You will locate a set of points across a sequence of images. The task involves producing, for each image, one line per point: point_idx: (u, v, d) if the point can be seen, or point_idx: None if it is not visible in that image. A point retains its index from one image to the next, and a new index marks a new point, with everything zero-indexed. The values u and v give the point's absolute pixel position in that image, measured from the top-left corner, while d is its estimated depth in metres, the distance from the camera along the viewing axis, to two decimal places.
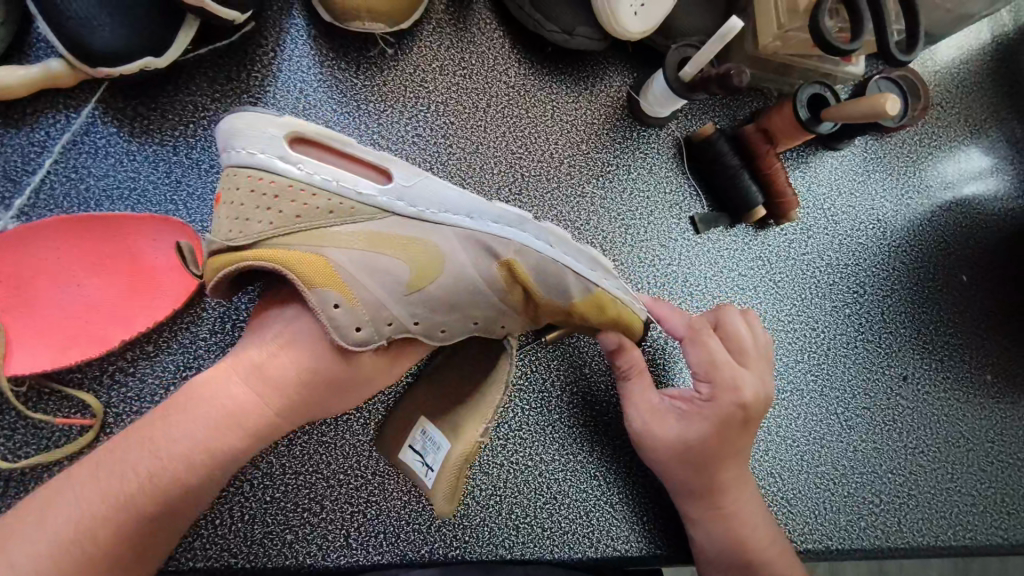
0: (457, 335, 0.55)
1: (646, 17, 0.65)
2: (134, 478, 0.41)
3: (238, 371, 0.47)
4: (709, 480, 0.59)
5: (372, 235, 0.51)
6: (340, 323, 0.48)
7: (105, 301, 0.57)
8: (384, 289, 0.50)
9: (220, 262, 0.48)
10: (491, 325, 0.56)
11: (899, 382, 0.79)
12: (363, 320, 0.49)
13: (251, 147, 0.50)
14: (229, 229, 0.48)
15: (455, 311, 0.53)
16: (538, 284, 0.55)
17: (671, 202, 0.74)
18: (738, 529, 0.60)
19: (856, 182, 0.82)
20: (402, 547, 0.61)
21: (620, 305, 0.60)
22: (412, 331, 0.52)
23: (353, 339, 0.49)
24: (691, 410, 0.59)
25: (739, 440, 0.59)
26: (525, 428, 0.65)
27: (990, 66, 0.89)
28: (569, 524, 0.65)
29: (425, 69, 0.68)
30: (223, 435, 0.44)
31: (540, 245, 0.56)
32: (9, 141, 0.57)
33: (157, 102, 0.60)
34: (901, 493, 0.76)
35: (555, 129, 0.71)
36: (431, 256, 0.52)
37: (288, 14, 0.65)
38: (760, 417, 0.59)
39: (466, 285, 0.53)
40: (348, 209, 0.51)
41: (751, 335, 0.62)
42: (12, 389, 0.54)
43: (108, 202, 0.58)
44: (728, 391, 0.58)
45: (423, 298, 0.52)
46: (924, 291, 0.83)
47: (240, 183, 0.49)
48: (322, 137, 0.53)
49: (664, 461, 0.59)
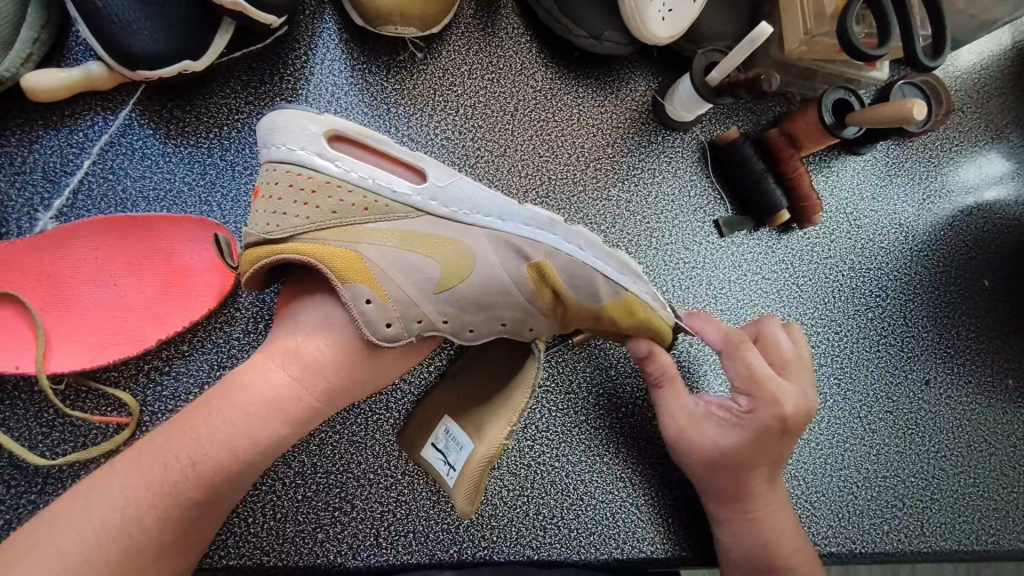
0: (485, 335, 0.55)
1: (673, 22, 0.66)
2: (178, 467, 0.42)
3: (273, 360, 0.47)
4: (739, 486, 0.59)
5: (406, 233, 0.51)
6: (371, 318, 0.48)
7: (141, 300, 0.57)
8: (415, 287, 0.50)
9: (255, 254, 0.49)
10: (520, 327, 0.56)
11: (921, 386, 0.79)
12: (393, 317, 0.49)
13: (291, 143, 0.51)
14: (266, 222, 0.49)
15: (484, 311, 0.54)
16: (568, 287, 0.56)
17: (696, 205, 0.74)
18: (763, 536, 0.60)
19: (878, 187, 0.82)
20: (431, 547, 0.61)
21: (647, 308, 0.59)
22: (441, 329, 0.53)
23: (383, 335, 0.49)
24: (728, 419, 0.59)
25: (774, 451, 0.59)
26: (553, 429, 0.66)
27: (1011, 71, 0.90)
28: (595, 525, 0.65)
29: (454, 73, 0.69)
30: (268, 428, 0.45)
31: (568, 247, 0.56)
32: (48, 143, 0.58)
33: (192, 104, 0.61)
34: (923, 498, 0.76)
35: (581, 132, 0.72)
36: (462, 256, 0.52)
37: (319, 17, 0.66)
38: (799, 429, 0.59)
39: (496, 287, 0.53)
40: (384, 207, 0.51)
41: (792, 345, 0.62)
42: (51, 387, 0.55)
43: (144, 203, 0.59)
44: (769, 405, 0.57)
45: (452, 298, 0.52)
46: (944, 295, 0.83)
47: (279, 178, 0.51)
48: (360, 136, 0.53)
49: (698, 465, 0.60)
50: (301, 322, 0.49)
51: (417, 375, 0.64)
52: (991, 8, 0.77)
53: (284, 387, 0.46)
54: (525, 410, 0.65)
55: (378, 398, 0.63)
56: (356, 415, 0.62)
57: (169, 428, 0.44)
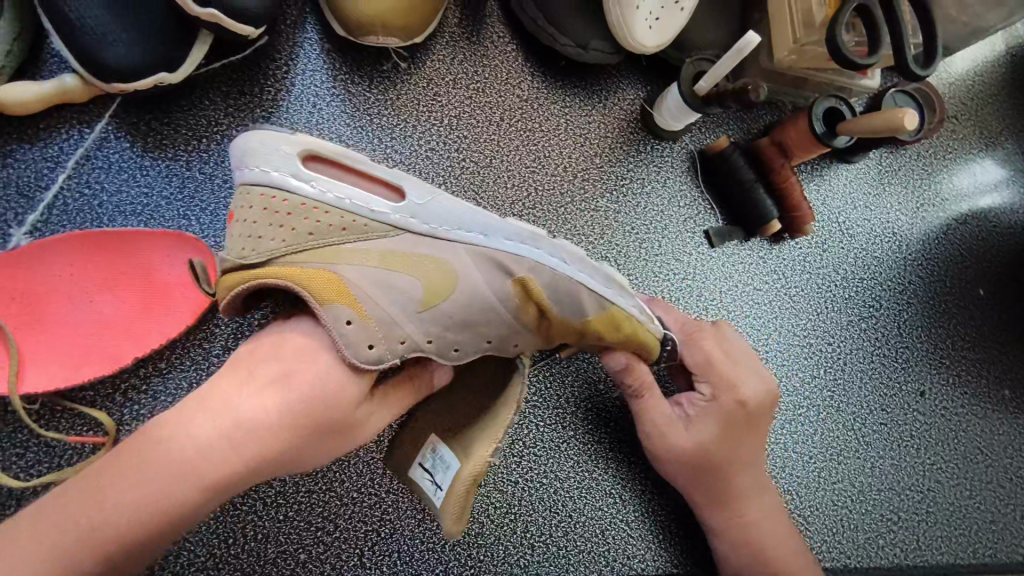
0: (471, 354, 0.53)
1: (660, 31, 0.65)
2: (75, 531, 0.37)
3: (204, 411, 0.42)
4: (724, 487, 0.59)
5: (386, 253, 0.51)
6: (352, 340, 0.47)
7: (118, 317, 0.56)
8: (396, 306, 0.49)
9: (231, 280, 0.48)
10: (505, 344, 0.54)
11: (917, 398, 0.78)
12: (375, 337, 0.48)
13: (264, 164, 0.51)
14: (242, 246, 0.48)
15: (468, 329, 0.52)
16: (553, 303, 0.54)
17: (686, 215, 0.73)
18: (755, 539, 0.60)
19: (872, 195, 0.81)
20: (415, 566, 0.60)
21: (635, 323, 0.57)
22: (425, 350, 0.51)
23: (365, 357, 0.47)
24: (696, 412, 0.59)
25: (745, 441, 0.60)
26: (540, 444, 0.65)
27: (1004, 78, 0.89)
28: (584, 542, 0.64)
29: (439, 83, 0.68)
30: (186, 491, 0.40)
31: (554, 262, 0.54)
32: (22, 157, 0.57)
33: (170, 117, 0.60)
34: (919, 511, 0.75)
35: (568, 142, 0.71)
36: (443, 274, 0.51)
37: (301, 28, 0.65)
38: (764, 415, 0.60)
39: (480, 305, 0.52)
40: (362, 227, 0.51)
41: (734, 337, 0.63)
42: (25, 407, 0.54)
43: (121, 218, 0.58)
44: (727, 390, 0.59)
45: (436, 317, 0.51)
46: (940, 304, 0.82)
47: (253, 201, 0.50)
48: (335, 155, 0.53)
49: (682, 472, 0.59)
50: (253, 375, 0.45)
51: None
52: (983, 15, 0.76)
53: (211, 445, 0.41)
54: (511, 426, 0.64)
55: None
56: None
57: (83, 482, 0.39)
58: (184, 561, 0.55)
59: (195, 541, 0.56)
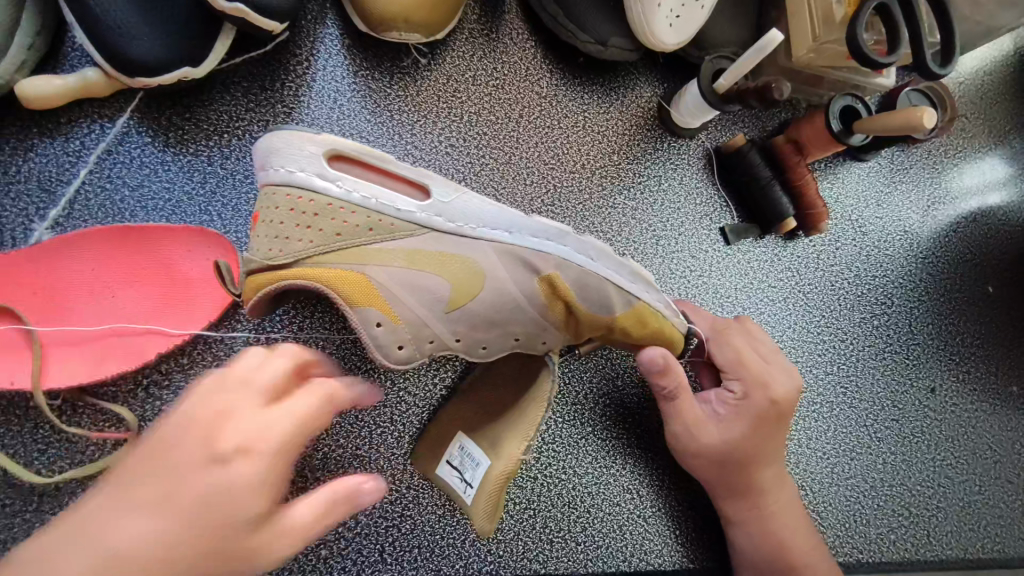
0: (498, 351, 0.56)
1: (680, 29, 0.65)
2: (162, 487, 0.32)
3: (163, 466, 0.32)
4: (748, 481, 0.60)
5: (413, 252, 0.51)
6: (382, 341, 0.50)
7: (140, 313, 0.56)
8: (424, 306, 0.51)
9: (260, 281, 0.48)
10: (533, 341, 0.56)
11: (926, 395, 0.79)
12: (404, 338, 0.51)
13: (289, 165, 0.50)
14: (268, 248, 0.47)
15: (495, 328, 0.54)
16: (579, 299, 0.55)
17: (702, 213, 0.74)
18: (774, 531, 0.60)
19: (883, 193, 0.82)
20: (436, 562, 0.60)
21: (661, 319, 0.58)
22: (453, 347, 0.54)
23: (393, 356, 0.51)
24: (727, 410, 0.60)
25: (774, 439, 0.60)
26: (559, 440, 0.65)
27: (1013, 78, 0.89)
28: (602, 538, 0.64)
29: (458, 79, 0.68)
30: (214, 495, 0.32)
31: (579, 259, 0.55)
32: (43, 151, 0.56)
33: (192, 111, 0.60)
34: (929, 506, 0.75)
35: (586, 139, 0.71)
36: (471, 273, 0.52)
37: (321, 23, 0.64)
38: (792, 414, 0.61)
39: (507, 303, 0.53)
40: (388, 226, 0.51)
41: (765, 339, 0.64)
42: (48, 402, 0.53)
43: (142, 213, 0.58)
44: (759, 387, 0.60)
45: (464, 315, 0.53)
46: (950, 302, 0.82)
47: (279, 202, 0.49)
48: (359, 155, 0.52)
49: (707, 466, 0.60)
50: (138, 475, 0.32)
51: (422, 388, 0.63)
52: (996, 15, 0.77)
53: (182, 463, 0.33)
54: None
55: (381, 411, 0.61)
56: (360, 429, 0.60)
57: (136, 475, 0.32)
58: None
59: None
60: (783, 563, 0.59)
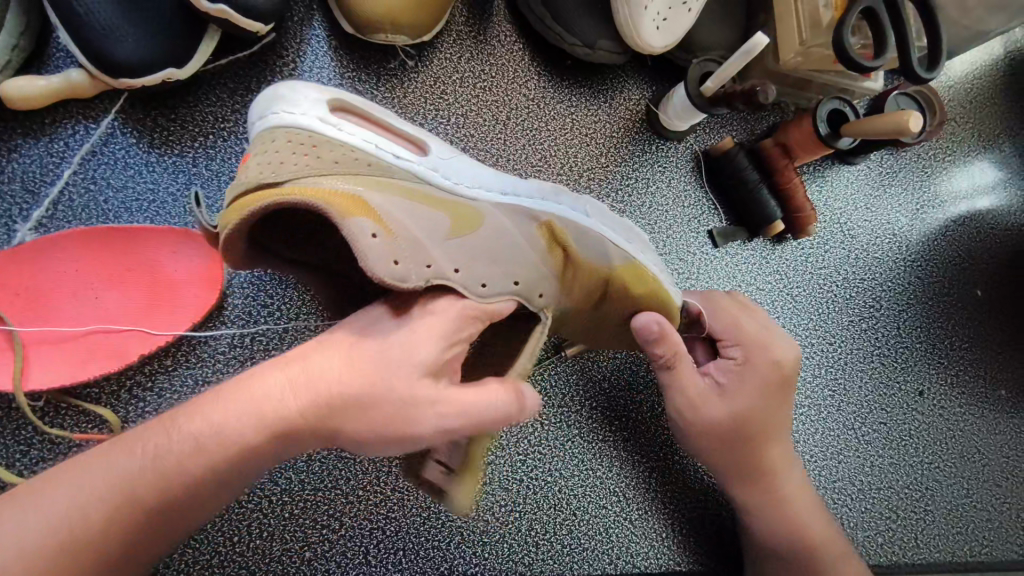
0: (499, 297, 0.50)
1: (667, 32, 0.65)
2: (129, 466, 0.38)
3: (217, 407, 0.41)
4: (757, 458, 0.60)
5: (411, 190, 0.49)
6: (378, 250, 0.42)
7: (124, 314, 0.56)
8: (425, 232, 0.47)
9: (246, 202, 0.42)
10: (532, 292, 0.52)
11: (915, 398, 0.79)
12: (400, 254, 0.44)
13: (293, 109, 0.51)
14: (262, 171, 0.45)
15: (498, 266, 0.50)
16: (578, 247, 0.56)
17: (690, 216, 0.74)
18: (787, 507, 0.61)
19: (872, 196, 0.82)
20: (421, 564, 0.60)
21: (657, 280, 0.59)
22: (453, 280, 0.47)
23: (389, 271, 0.42)
24: (731, 379, 0.60)
25: (781, 407, 0.61)
26: (546, 443, 0.65)
27: (1002, 82, 0.90)
28: (589, 540, 0.64)
29: (445, 81, 0.68)
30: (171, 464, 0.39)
31: (574, 213, 0.57)
32: (27, 152, 0.56)
33: (177, 113, 0.60)
34: (917, 509, 0.75)
35: (574, 142, 0.71)
36: (470, 216, 0.51)
37: (308, 24, 0.64)
38: (797, 375, 0.61)
39: (510, 244, 0.52)
40: (386, 166, 0.51)
41: (758, 307, 0.65)
42: (30, 404, 0.53)
43: (127, 214, 0.58)
44: (762, 350, 0.60)
45: (465, 247, 0.49)
46: (939, 305, 0.83)
47: (278, 137, 0.49)
48: (363, 108, 0.54)
49: (716, 445, 0.60)
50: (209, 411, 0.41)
51: None
52: (985, 19, 0.77)
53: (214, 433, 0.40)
54: (518, 425, 0.64)
55: None
56: None
57: (125, 443, 0.40)
58: (190, 559, 0.55)
59: (201, 538, 0.55)
60: (802, 537, 0.60)
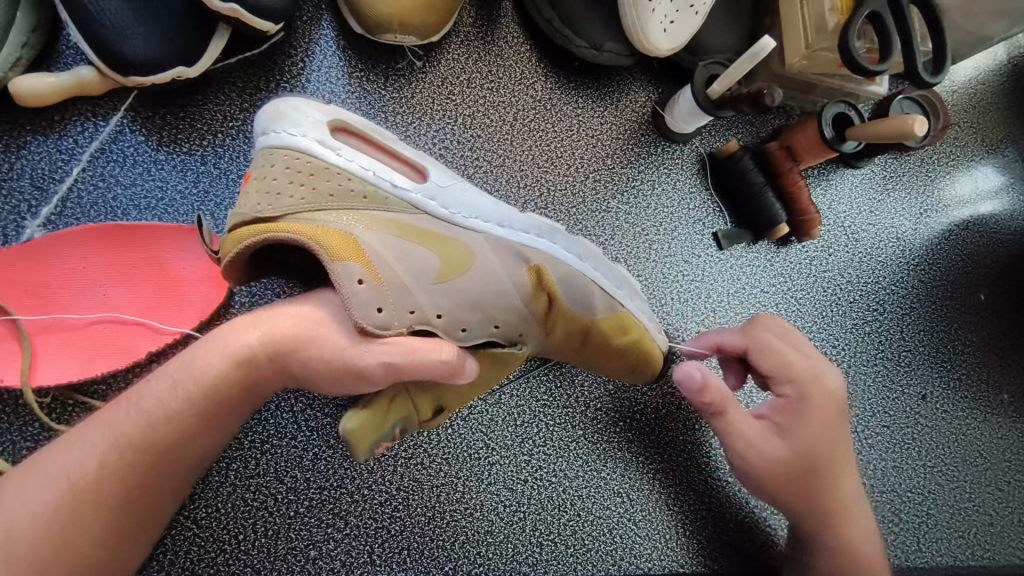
0: (477, 337, 0.54)
1: (674, 34, 0.65)
2: (112, 436, 0.41)
3: (175, 371, 0.43)
4: (822, 493, 0.58)
5: (404, 226, 0.51)
6: (362, 301, 0.46)
7: (132, 310, 0.56)
8: (413, 276, 0.50)
9: (241, 235, 0.46)
10: (511, 332, 0.55)
11: (917, 402, 0.79)
12: (385, 300, 0.48)
13: (292, 129, 0.51)
14: (258, 203, 0.47)
15: (480, 310, 0.53)
16: (563, 295, 0.56)
17: (695, 218, 0.74)
18: (857, 551, 0.58)
19: (876, 201, 0.82)
20: (425, 563, 0.60)
21: (643, 328, 0.59)
22: (433, 324, 0.51)
23: (374, 320, 0.47)
24: (787, 417, 0.58)
25: (838, 440, 0.58)
26: (551, 443, 0.65)
27: (1005, 87, 0.90)
28: (592, 541, 0.64)
29: (453, 82, 0.68)
30: (150, 424, 0.42)
31: (567, 257, 0.56)
32: (37, 148, 0.56)
33: (186, 111, 0.60)
34: (919, 513, 0.76)
35: (580, 143, 0.71)
36: (461, 254, 0.52)
37: (317, 24, 0.65)
38: (847, 407, 0.59)
39: (496, 288, 0.53)
40: (382, 198, 0.51)
41: (798, 334, 0.62)
42: (37, 400, 0.53)
43: (135, 212, 0.58)
44: (813, 385, 0.57)
45: (450, 290, 0.51)
46: (942, 309, 0.83)
47: (277, 161, 0.49)
48: (364, 130, 0.54)
49: (779, 486, 0.58)
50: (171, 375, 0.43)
51: None
52: (989, 25, 0.77)
53: (175, 390, 0.43)
54: (523, 425, 0.64)
55: None
56: None
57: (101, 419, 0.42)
58: (194, 557, 0.55)
59: (205, 536, 0.55)
60: None
